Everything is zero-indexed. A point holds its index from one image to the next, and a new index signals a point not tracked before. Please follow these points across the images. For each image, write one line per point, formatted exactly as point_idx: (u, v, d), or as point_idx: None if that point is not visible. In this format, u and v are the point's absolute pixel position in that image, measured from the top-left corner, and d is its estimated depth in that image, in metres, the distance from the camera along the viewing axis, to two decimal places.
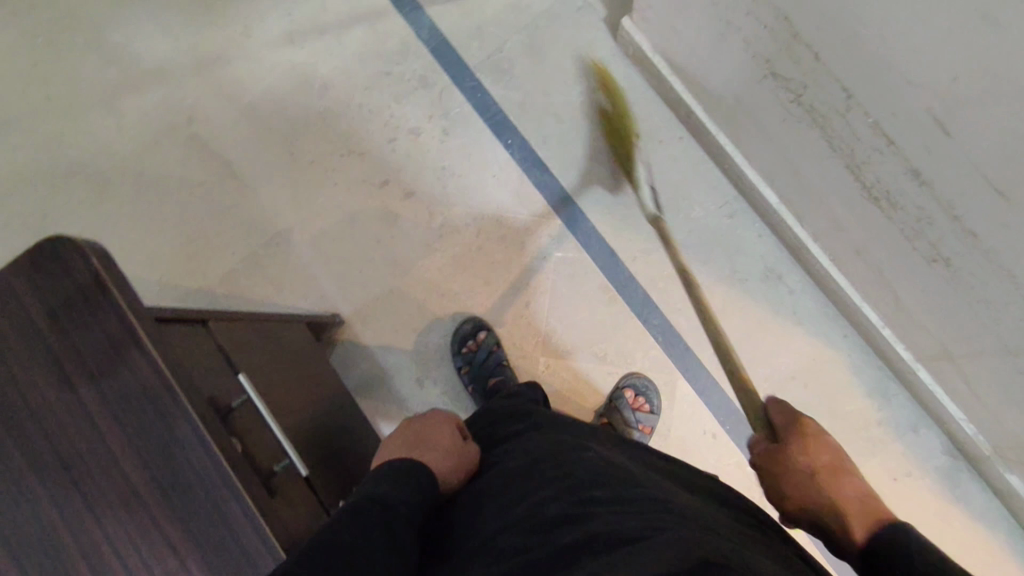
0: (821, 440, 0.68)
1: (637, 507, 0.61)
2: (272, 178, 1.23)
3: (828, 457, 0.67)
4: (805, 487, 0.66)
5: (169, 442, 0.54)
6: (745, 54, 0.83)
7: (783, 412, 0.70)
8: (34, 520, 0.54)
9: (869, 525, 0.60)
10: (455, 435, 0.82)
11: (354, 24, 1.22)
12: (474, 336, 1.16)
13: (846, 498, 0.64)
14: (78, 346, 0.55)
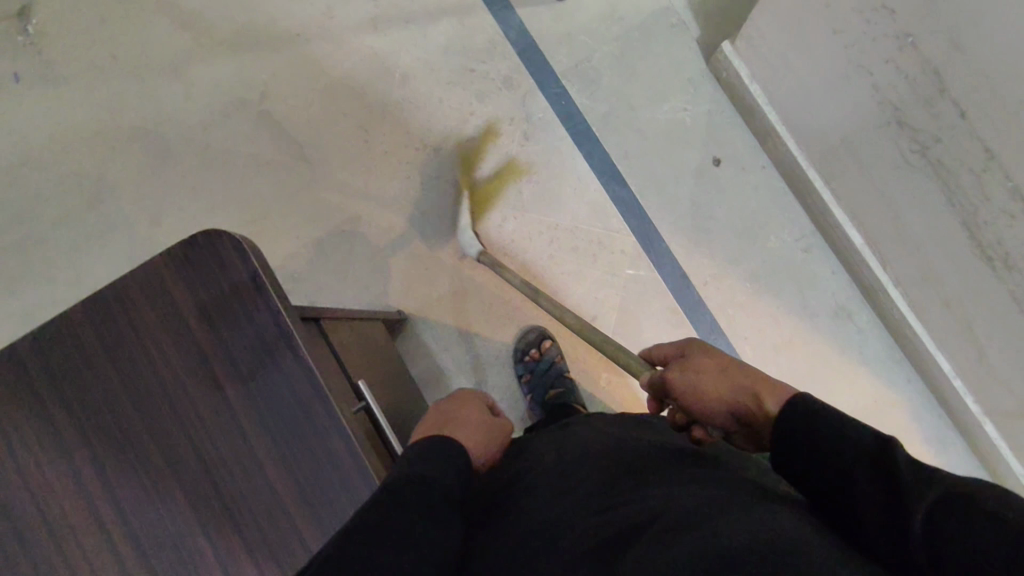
0: (704, 346, 0.63)
1: (702, 484, 0.49)
2: (341, 164, 1.18)
3: (717, 355, 0.60)
4: (699, 393, 0.59)
5: (320, 453, 0.52)
6: (871, 98, 0.83)
7: (668, 346, 0.67)
8: (170, 524, 0.52)
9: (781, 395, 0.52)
10: (486, 413, 0.69)
11: (442, 16, 1.19)
12: (538, 345, 1.14)
13: (749, 378, 0.56)
14: (228, 345, 0.53)
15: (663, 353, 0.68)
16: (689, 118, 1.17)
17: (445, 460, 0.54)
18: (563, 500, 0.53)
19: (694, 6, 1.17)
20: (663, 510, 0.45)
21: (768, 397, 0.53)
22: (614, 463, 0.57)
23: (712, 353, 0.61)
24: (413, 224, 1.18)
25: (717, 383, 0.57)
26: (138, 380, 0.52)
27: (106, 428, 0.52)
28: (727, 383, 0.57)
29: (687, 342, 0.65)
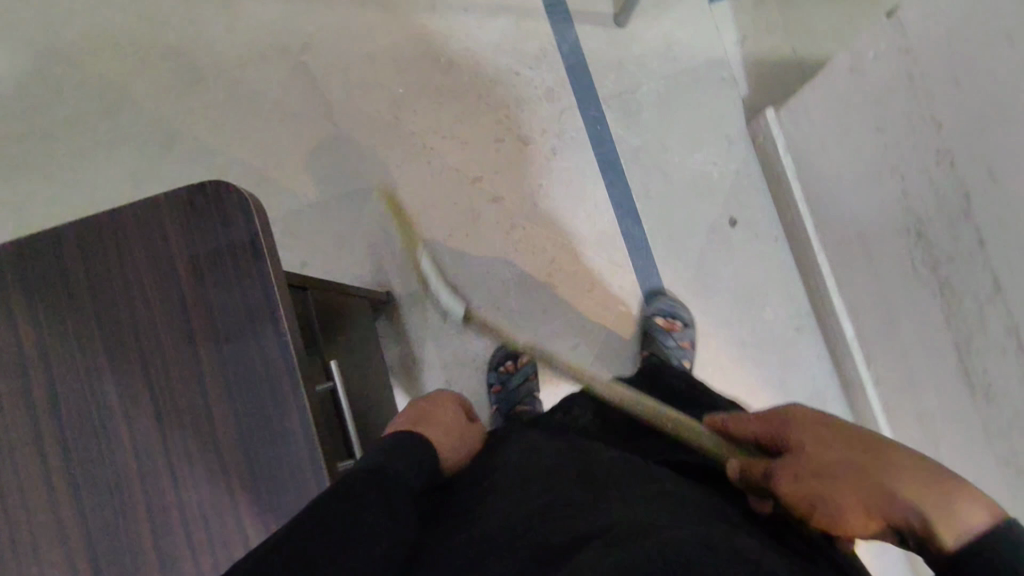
0: (819, 430, 0.52)
1: (664, 500, 0.51)
2: (366, 133, 1.17)
3: (843, 447, 0.49)
4: (824, 499, 0.48)
5: (276, 430, 0.51)
6: (898, 202, 0.83)
7: (773, 429, 0.57)
8: (109, 462, 0.51)
9: (959, 511, 0.41)
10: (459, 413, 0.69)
11: (501, 13, 1.18)
12: (515, 358, 1.13)
13: (902, 484, 0.44)
14: (211, 300, 0.52)
15: (764, 436, 0.57)
16: (716, 173, 1.16)
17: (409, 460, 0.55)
18: (516, 501, 0.54)
19: (749, 66, 1.17)
20: (618, 521, 0.47)
21: (923, 516, 0.42)
22: (579, 468, 0.58)
23: (836, 444, 0.50)
24: (421, 210, 1.17)
25: (851, 489, 0.46)
26: (112, 315, 0.52)
27: (67, 355, 0.51)
28: (863, 489, 0.46)
29: (795, 424, 0.54)
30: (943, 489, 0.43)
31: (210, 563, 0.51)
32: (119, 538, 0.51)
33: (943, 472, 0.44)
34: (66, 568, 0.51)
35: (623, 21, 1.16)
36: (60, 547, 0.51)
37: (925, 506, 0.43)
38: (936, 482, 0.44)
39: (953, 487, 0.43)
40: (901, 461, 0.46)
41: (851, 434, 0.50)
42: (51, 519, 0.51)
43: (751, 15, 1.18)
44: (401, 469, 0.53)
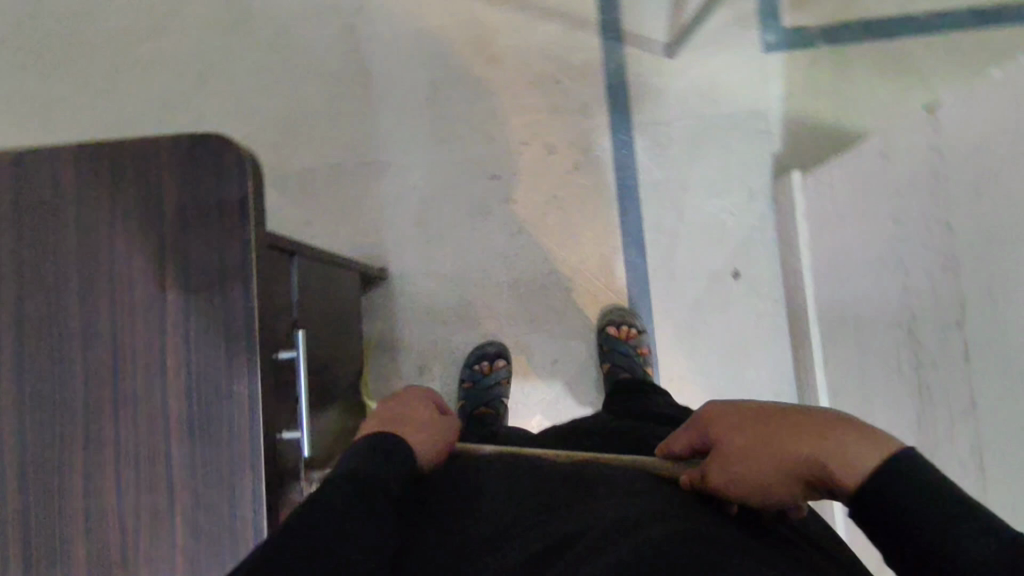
0: (730, 420, 0.55)
1: (651, 498, 0.53)
2: (397, 108, 1.17)
3: (751, 428, 0.53)
4: (749, 478, 0.51)
5: (223, 391, 0.52)
6: (897, 296, 0.83)
7: (694, 428, 0.59)
8: (57, 384, 0.52)
9: (863, 454, 0.45)
10: (430, 408, 0.67)
11: (555, 19, 1.17)
12: (492, 360, 1.12)
13: (808, 444, 0.48)
14: (188, 250, 0.52)
15: (688, 440, 0.60)
16: (731, 223, 1.16)
17: (386, 465, 0.54)
18: (498, 509, 0.54)
19: (789, 124, 1.16)
20: (592, 523, 0.50)
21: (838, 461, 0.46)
22: (561, 469, 0.60)
23: (745, 427, 0.53)
24: (433, 195, 1.17)
25: (766, 463, 0.50)
26: (91, 244, 0.52)
27: (40, 273, 0.52)
28: (779, 458, 0.49)
29: (709, 421, 0.57)
30: (843, 440, 0.47)
31: (132, 503, 0.51)
32: (50, 459, 0.52)
33: (837, 423, 0.48)
34: None
35: (673, 53, 1.16)
36: None
37: (833, 459, 0.46)
38: (836, 435, 0.47)
39: (851, 433, 0.47)
40: (802, 424, 0.50)
41: (756, 413, 0.54)
42: None
43: (802, 74, 1.16)
44: (376, 471, 0.52)
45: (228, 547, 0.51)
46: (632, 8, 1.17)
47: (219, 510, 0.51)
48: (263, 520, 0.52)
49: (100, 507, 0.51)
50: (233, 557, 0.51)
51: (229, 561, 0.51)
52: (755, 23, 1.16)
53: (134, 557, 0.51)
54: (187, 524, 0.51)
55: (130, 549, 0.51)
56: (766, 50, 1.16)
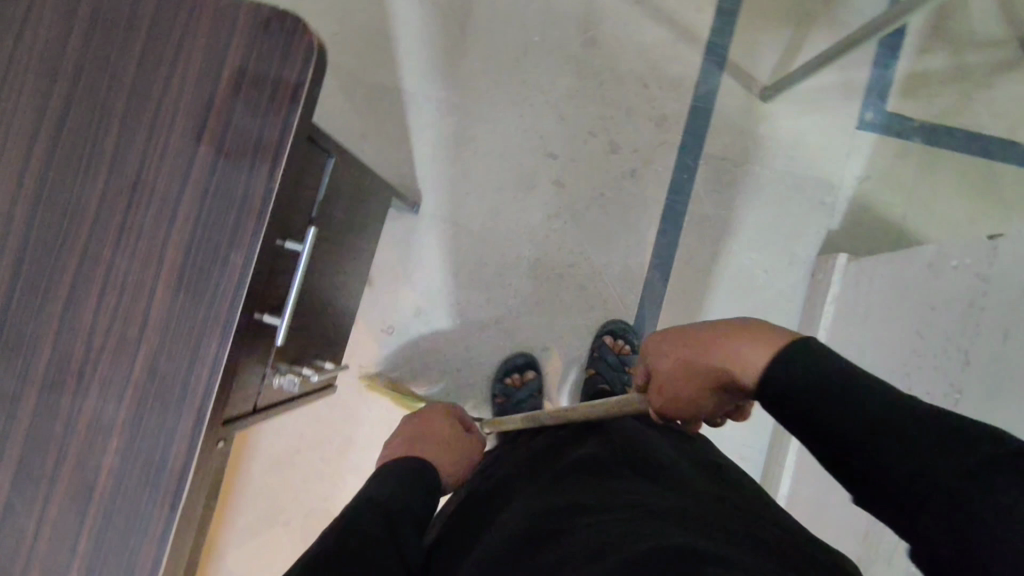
0: (657, 342, 0.63)
1: (635, 504, 0.57)
2: (484, 57, 1.17)
3: (670, 350, 0.61)
4: (676, 395, 0.60)
5: (221, 252, 0.53)
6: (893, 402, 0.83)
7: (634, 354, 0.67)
8: (75, 194, 0.54)
9: (757, 361, 0.52)
10: (455, 424, 0.85)
11: (665, 24, 1.15)
12: (522, 372, 1.15)
13: (715, 360, 0.56)
14: (234, 112, 0.54)
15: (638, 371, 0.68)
16: (761, 281, 1.14)
17: (404, 485, 0.68)
18: (508, 525, 0.59)
19: (855, 206, 1.13)
20: (597, 513, 0.56)
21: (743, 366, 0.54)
22: (571, 465, 0.68)
23: (666, 351, 0.61)
24: (489, 153, 1.17)
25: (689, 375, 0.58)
26: (148, 77, 0.54)
27: (93, 87, 0.54)
28: (695, 373, 0.58)
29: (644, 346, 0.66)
30: (737, 355, 0.54)
31: (104, 326, 0.54)
32: (45, 261, 0.54)
33: (734, 333, 0.56)
34: None
35: (769, 98, 1.13)
36: None
37: (736, 369, 0.54)
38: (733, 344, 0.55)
39: (745, 345, 0.54)
40: (706, 341, 0.57)
41: (675, 335, 0.61)
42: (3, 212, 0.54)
43: (887, 162, 1.13)
44: (397, 491, 0.65)
45: (176, 398, 0.53)
46: (744, 39, 1.15)
47: (180, 362, 0.53)
48: (216, 384, 0.53)
49: (74, 319, 0.54)
50: (178, 406, 0.53)
51: (173, 409, 0.53)
52: (860, 96, 1.13)
53: (91, 374, 0.53)
54: (147, 361, 0.53)
55: (89, 366, 0.53)
56: (860, 127, 1.13)
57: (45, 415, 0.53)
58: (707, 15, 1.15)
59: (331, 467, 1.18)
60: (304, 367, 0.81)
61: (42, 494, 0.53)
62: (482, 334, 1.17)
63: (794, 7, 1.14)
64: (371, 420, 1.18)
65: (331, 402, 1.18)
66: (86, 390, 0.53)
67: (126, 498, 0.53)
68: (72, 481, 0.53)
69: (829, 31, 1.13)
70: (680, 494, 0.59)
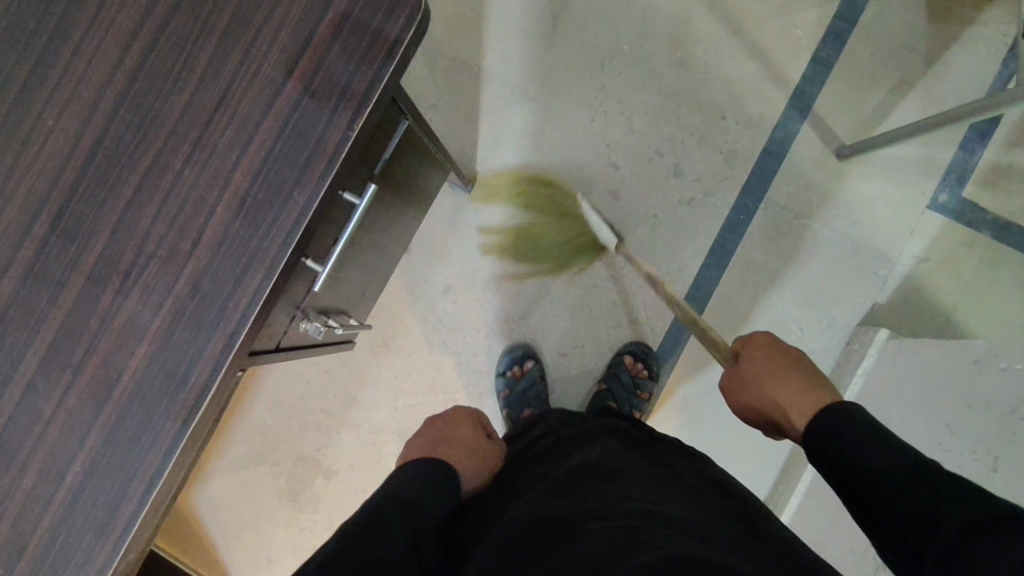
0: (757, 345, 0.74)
1: (636, 511, 0.57)
2: (570, 55, 1.17)
3: (762, 361, 0.71)
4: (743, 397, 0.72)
5: (286, 188, 0.54)
6: None
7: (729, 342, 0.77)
8: (161, 99, 0.55)
9: (807, 417, 0.64)
10: (480, 432, 0.85)
11: (758, 61, 1.13)
12: (521, 362, 1.14)
13: (784, 395, 0.67)
14: (329, 54, 0.54)
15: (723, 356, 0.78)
16: (794, 338, 1.12)
17: (418, 483, 0.69)
18: (508, 528, 0.60)
19: (907, 284, 1.10)
20: (598, 518, 0.57)
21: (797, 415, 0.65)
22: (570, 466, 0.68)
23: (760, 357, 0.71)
24: (553, 151, 1.17)
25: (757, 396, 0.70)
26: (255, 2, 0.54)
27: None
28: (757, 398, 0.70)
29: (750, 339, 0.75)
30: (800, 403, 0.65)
31: (160, 233, 0.54)
32: (118, 157, 0.55)
33: (814, 388, 0.66)
34: (66, 143, 0.55)
35: (844, 157, 1.11)
36: (76, 125, 0.55)
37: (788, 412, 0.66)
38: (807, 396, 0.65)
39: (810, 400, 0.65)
40: (791, 379, 0.67)
41: (775, 351, 0.72)
42: (88, 101, 0.55)
43: (950, 248, 1.09)
44: (411, 492, 0.67)
45: (211, 318, 0.54)
46: (834, 92, 1.12)
47: (224, 284, 0.54)
48: (252, 314, 0.54)
49: (132, 220, 0.54)
50: (213, 328, 0.54)
51: (208, 330, 0.54)
52: (938, 176, 1.10)
53: (136, 277, 0.54)
54: (192, 278, 0.54)
55: (137, 268, 0.54)
56: (931, 206, 1.10)
57: (83, 306, 0.54)
58: (802, 60, 1.13)
59: (330, 420, 1.19)
60: (330, 317, 0.81)
61: (64, 381, 0.54)
62: (506, 326, 1.17)
63: (892, 71, 1.11)
64: (379, 383, 1.18)
65: (344, 356, 1.19)
66: (128, 292, 0.54)
67: (143, 404, 0.53)
68: (95, 376, 0.54)
69: (922, 103, 1.10)
70: (680, 504, 0.60)
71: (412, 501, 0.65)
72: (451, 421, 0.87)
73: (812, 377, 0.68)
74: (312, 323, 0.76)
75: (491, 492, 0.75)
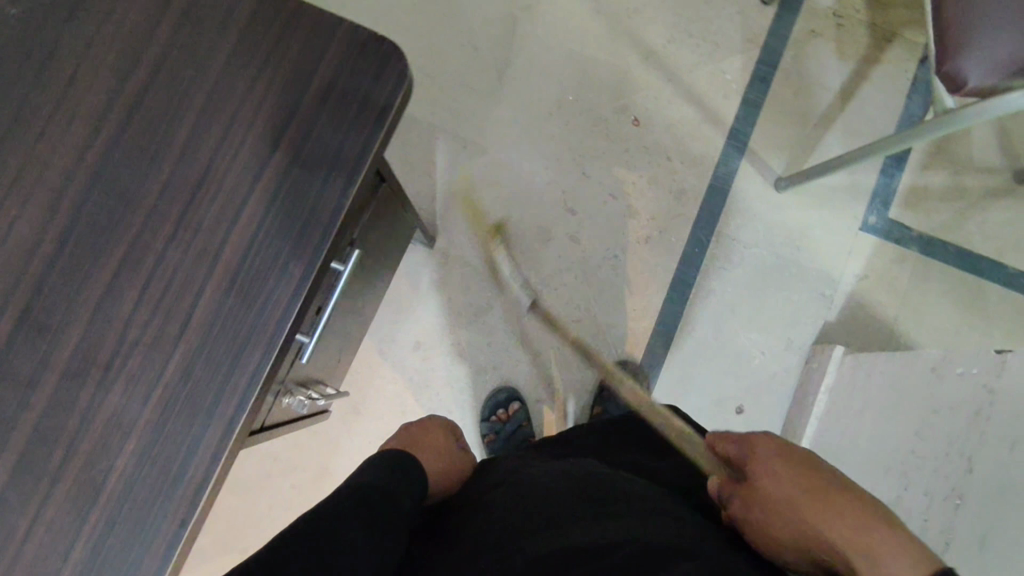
0: (788, 463, 0.58)
1: (674, 534, 0.58)
2: (520, 106, 1.20)
3: (794, 478, 0.56)
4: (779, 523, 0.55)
5: (280, 261, 0.52)
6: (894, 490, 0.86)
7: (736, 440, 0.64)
8: (136, 178, 0.52)
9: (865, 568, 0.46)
10: (449, 439, 0.85)
11: (695, 106, 1.21)
12: (506, 408, 1.13)
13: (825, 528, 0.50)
14: (316, 123, 0.53)
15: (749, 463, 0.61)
16: (757, 361, 1.17)
17: (398, 479, 0.68)
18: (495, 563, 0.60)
19: (851, 302, 1.17)
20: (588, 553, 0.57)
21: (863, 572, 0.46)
22: (562, 492, 0.68)
23: (781, 475, 0.57)
24: (508, 200, 1.19)
25: (779, 513, 0.55)
26: (236, 75, 0.54)
27: (176, 76, 0.53)
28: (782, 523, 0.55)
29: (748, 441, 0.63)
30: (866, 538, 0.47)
31: (143, 320, 0.51)
32: (92, 242, 0.51)
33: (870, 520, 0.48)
34: (30, 233, 0.51)
35: (782, 188, 1.18)
36: (42, 215, 0.51)
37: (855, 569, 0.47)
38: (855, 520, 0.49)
39: (883, 540, 0.46)
40: (834, 502, 0.51)
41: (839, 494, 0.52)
42: (54, 187, 0.52)
43: (885, 265, 1.18)
44: (391, 487, 0.66)
45: (205, 407, 0.50)
46: (766, 130, 1.21)
47: (218, 368, 0.51)
48: (251, 397, 0.51)
49: (112, 306, 0.51)
50: (206, 419, 0.50)
51: (201, 423, 0.50)
52: (865, 200, 1.20)
53: (118, 369, 0.50)
54: (180, 366, 0.50)
55: (119, 360, 0.50)
56: (863, 228, 1.19)
57: (59, 404, 0.50)
58: (732, 102, 1.21)
59: (301, 498, 1.12)
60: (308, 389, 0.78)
61: (41, 491, 0.49)
62: (478, 379, 1.16)
63: (813, 108, 1.21)
64: (351, 451, 1.14)
65: (312, 428, 1.14)
66: (110, 385, 0.50)
67: (135, 507, 0.49)
68: (77, 483, 0.49)
69: (842, 135, 1.20)
70: (666, 519, 0.61)
71: (389, 502, 0.64)
72: (419, 425, 0.87)
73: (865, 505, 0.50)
74: (293, 397, 0.73)
75: (494, 491, 0.75)
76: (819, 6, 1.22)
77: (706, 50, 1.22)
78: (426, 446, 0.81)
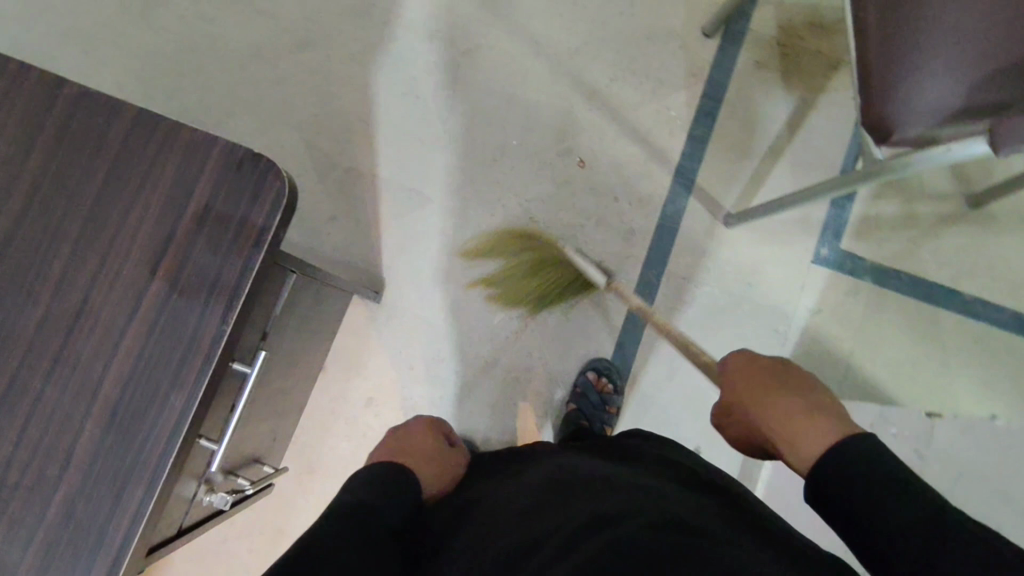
0: (746, 370, 0.69)
1: (652, 501, 0.59)
2: (464, 153, 1.19)
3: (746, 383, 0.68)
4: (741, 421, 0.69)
5: (162, 392, 0.51)
6: None
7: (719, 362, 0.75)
8: (12, 316, 0.51)
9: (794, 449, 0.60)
10: (437, 440, 0.83)
11: (640, 145, 1.20)
12: None
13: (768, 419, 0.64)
14: (194, 246, 0.53)
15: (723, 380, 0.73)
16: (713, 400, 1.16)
17: (391, 502, 0.65)
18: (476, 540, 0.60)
19: (804, 337, 1.16)
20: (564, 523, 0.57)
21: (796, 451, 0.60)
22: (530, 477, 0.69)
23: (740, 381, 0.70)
24: (457, 249, 1.18)
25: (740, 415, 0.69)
26: (109, 204, 0.53)
27: (49, 207, 0.53)
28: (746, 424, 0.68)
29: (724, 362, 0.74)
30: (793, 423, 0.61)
31: (22, 463, 0.50)
32: None
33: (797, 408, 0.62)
34: None
35: (731, 225, 1.17)
36: None
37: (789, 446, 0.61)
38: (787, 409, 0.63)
39: (806, 425, 0.60)
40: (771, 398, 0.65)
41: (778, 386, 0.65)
42: None
43: (838, 299, 1.17)
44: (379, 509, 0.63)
45: (87, 548, 0.49)
46: (712, 166, 1.19)
47: (99, 508, 0.50)
48: (135, 535, 0.50)
49: None
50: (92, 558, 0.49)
51: (86, 563, 0.49)
52: (816, 233, 1.18)
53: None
54: (63, 506, 0.50)
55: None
56: (815, 261, 1.18)
57: None
58: (678, 139, 1.20)
59: (258, 561, 1.12)
60: (237, 474, 0.78)
61: None
62: None
63: (759, 141, 1.19)
64: (306, 512, 1.13)
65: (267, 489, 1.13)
66: None
67: None
68: None
69: (789, 167, 1.19)
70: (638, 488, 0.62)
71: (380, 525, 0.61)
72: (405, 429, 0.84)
73: (794, 395, 0.63)
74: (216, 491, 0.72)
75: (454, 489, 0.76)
76: (764, 37, 1.21)
77: (649, 87, 1.20)
78: (415, 451, 0.78)
